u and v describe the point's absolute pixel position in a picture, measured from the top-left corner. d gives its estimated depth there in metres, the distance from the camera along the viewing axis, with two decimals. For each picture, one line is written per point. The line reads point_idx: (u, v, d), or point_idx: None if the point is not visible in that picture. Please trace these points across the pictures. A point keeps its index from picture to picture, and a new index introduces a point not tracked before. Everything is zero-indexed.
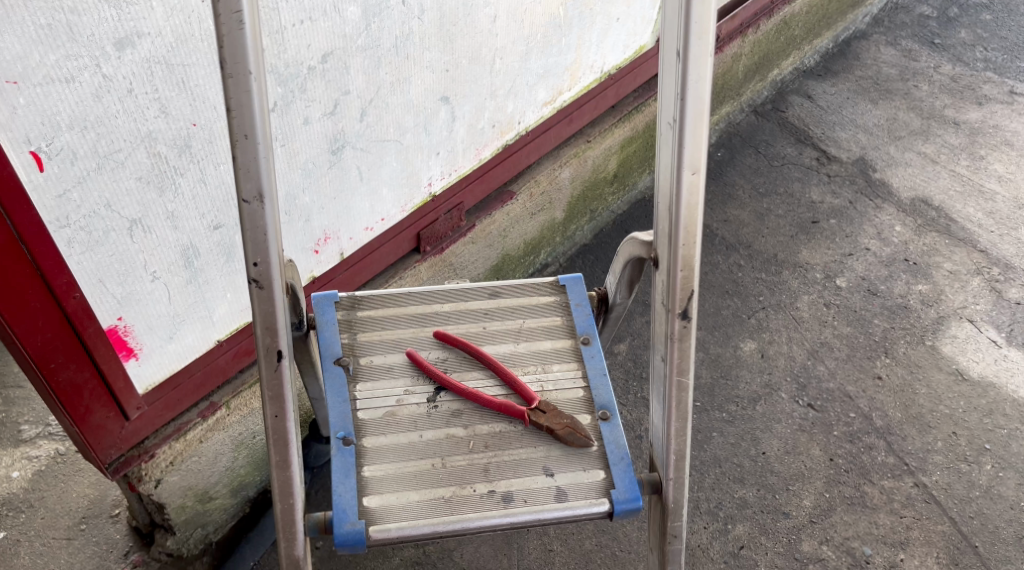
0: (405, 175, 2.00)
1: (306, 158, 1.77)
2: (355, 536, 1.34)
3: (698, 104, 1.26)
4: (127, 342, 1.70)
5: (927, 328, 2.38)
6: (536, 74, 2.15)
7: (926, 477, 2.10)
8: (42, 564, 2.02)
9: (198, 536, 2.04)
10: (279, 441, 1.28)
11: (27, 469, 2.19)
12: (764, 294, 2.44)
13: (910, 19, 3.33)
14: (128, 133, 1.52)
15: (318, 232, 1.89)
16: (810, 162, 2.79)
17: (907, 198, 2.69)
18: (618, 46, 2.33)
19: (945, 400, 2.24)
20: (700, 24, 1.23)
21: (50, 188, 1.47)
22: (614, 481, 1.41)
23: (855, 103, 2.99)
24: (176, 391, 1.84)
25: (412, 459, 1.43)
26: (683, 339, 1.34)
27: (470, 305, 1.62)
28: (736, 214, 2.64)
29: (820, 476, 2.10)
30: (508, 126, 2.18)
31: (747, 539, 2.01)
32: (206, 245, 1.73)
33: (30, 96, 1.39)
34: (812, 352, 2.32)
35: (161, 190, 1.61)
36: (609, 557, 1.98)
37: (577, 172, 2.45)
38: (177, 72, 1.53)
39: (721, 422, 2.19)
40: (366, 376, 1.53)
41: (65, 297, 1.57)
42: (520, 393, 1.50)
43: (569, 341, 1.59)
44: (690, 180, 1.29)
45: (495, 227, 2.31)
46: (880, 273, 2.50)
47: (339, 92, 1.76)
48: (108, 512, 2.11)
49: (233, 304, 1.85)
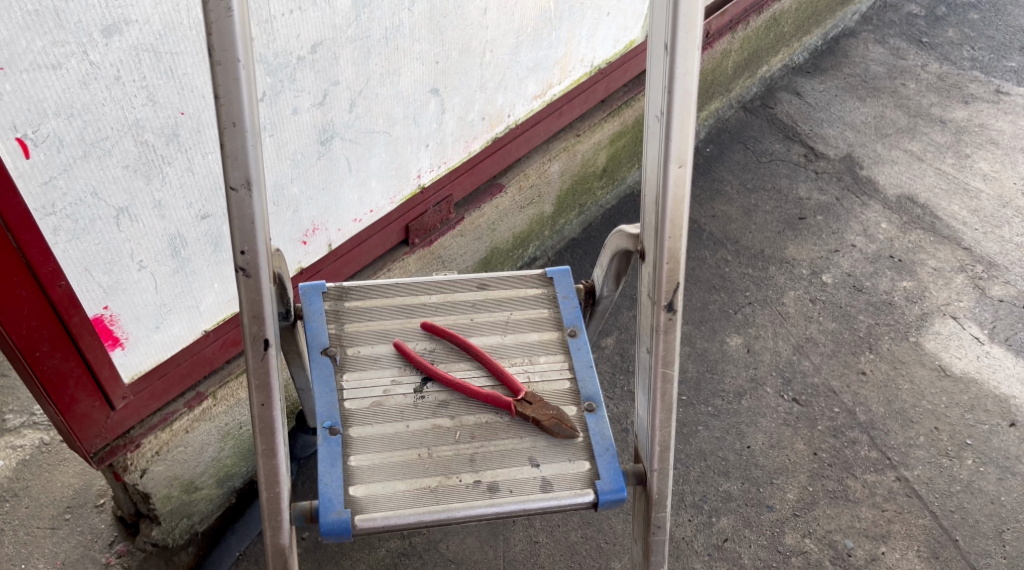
0: (394, 166, 2.01)
1: (294, 148, 1.77)
2: (341, 525, 1.34)
3: (686, 97, 1.27)
4: (112, 331, 1.70)
5: (912, 324, 2.39)
6: (526, 67, 2.15)
7: (908, 471, 2.12)
8: (26, 553, 2.02)
9: (183, 526, 2.05)
10: (265, 430, 1.28)
11: (12, 458, 2.18)
12: (750, 290, 2.45)
13: (898, 17, 3.34)
14: (116, 121, 1.52)
15: (306, 223, 1.89)
16: (797, 158, 2.80)
17: (892, 196, 2.70)
18: (608, 40, 2.33)
19: (927, 395, 2.25)
20: (688, 18, 1.24)
21: (36, 175, 1.47)
22: (599, 472, 1.41)
23: (843, 100, 3.00)
24: (163, 380, 1.84)
25: (398, 449, 1.43)
26: (668, 332, 1.35)
27: (458, 296, 1.63)
28: (725, 209, 2.65)
29: (804, 469, 2.12)
30: (498, 119, 2.18)
31: (731, 532, 2.02)
32: (193, 234, 1.73)
33: (16, 82, 1.39)
34: (798, 347, 2.34)
35: (148, 178, 1.61)
36: (594, 549, 1.99)
37: (566, 166, 2.46)
38: (165, 60, 1.53)
39: (706, 416, 2.20)
40: (353, 367, 1.53)
41: (51, 285, 1.57)
42: (506, 384, 1.51)
43: (556, 333, 1.59)
44: (677, 173, 1.29)
45: (484, 220, 2.32)
46: (865, 270, 2.51)
47: (328, 82, 1.76)
48: (93, 502, 2.10)
49: (221, 294, 1.85)
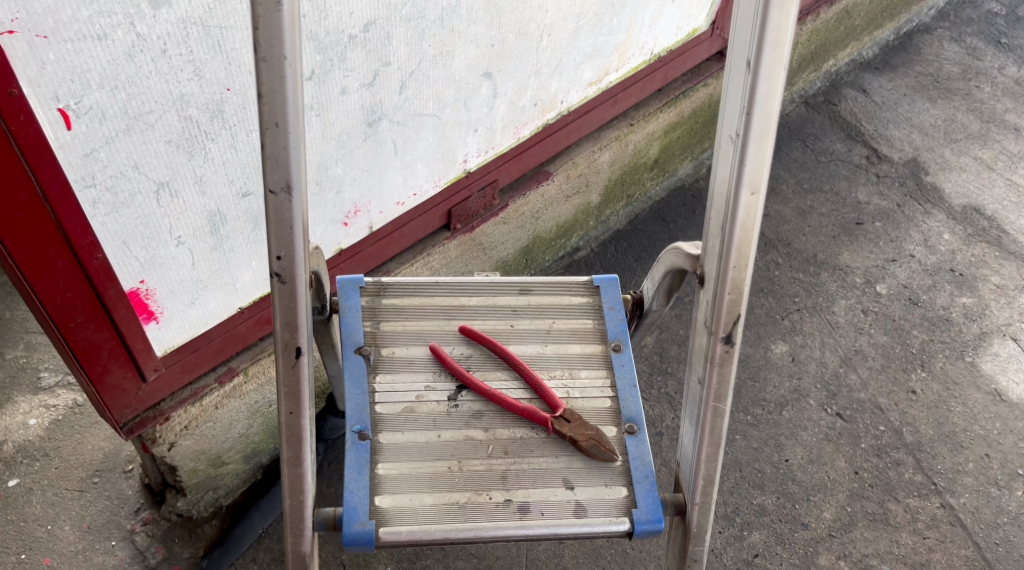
0: (441, 150, 1.94)
1: (341, 129, 1.72)
2: (365, 537, 1.31)
3: (765, 118, 1.20)
4: (147, 305, 1.67)
5: (968, 343, 2.30)
6: (584, 53, 2.07)
7: (953, 498, 2.04)
8: (53, 514, 2.01)
9: (208, 498, 2.03)
10: (292, 437, 1.24)
11: (45, 417, 2.17)
12: (800, 295, 2.37)
13: (977, 15, 3.19)
14: (160, 95, 1.47)
15: (348, 204, 1.84)
16: (858, 160, 2.70)
17: (957, 205, 2.60)
18: (670, 28, 2.24)
19: (980, 420, 2.17)
20: (776, 34, 1.16)
21: (77, 147, 1.43)
22: (636, 500, 1.36)
23: (912, 101, 2.88)
24: (195, 355, 1.81)
25: (428, 459, 1.39)
26: (724, 365, 1.29)
27: (500, 300, 1.57)
28: (778, 209, 2.56)
29: (843, 489, 2.05)
30: (550, 105, 2.11)
31: (762, 548, 1.96)
32: (233, 212, 1.69)
33: (60, 52, 1.34)
34: (845, 359, 2.25)
35: (190, 154, 1.57)
36: (620, 554, 1.95)
37: (617, 156, 2.38)
38: (214, 34, 1.47)
39: (745, 425, 2.13)
40: (387, 368, 1.48)
41: (88, 257, 1.53)
42: (544, 398, 1.45)
43: (599, 347, 1.53)
44: (748, 200, 1.23)
45: (528, 208, 2.25)
46: (923, 282, 2.42)
47: (379, 62, 1.69)
48: (121, 467, 2.09)
49: (258, 272, 1.81)
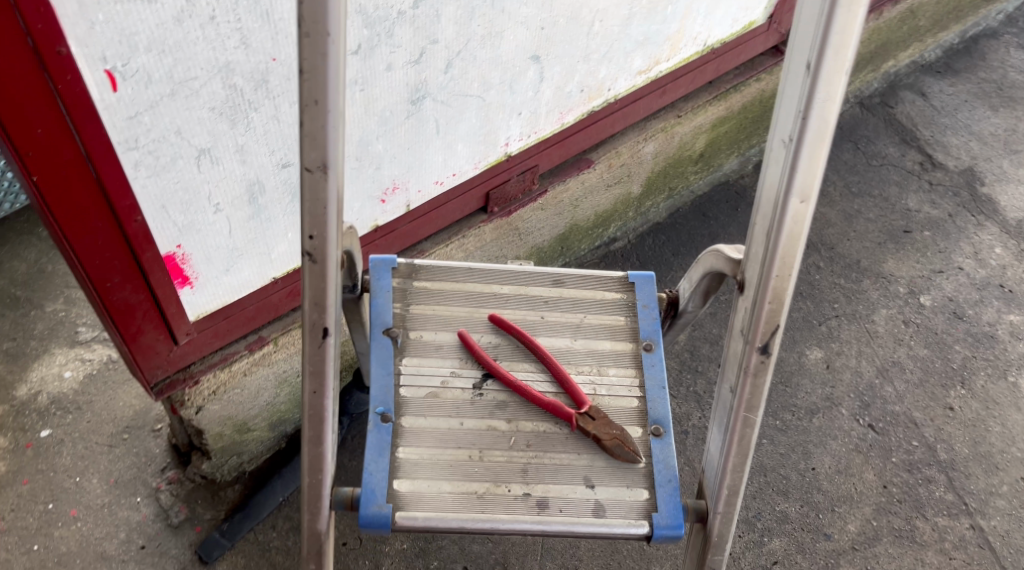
0: (483, 132, 1.93)
1: (384, 105, 1.70)
2: (381, 520, 1.30)
3: (821, 124, 1.17)
4: (183, 270, 1.67)
5: (1012, 363, 2.24)
6: (635, 41, 2.03)
7: (984, 520, 2.00)
8: (82, 467, 2.04)
9: (233, 463, 2.04)
10: (314, 417, 1.24)
11: (79, 370, 2.20)
12: (840, 301, 2.32)
13: None
14: (206, 62, 1.47)
15: (387, 181, 1.83)
16: (911, 166, 2.63)
17: (1012, 219, 2.53)
18: (727, 19, 2.19)
19: (1018, 442, 2.12)
20: (840, 38, 1.14)
21: (121, 109, 1.43)
22: (657, 504, 1.35)
23: (973, 108, 2.80)
24: (227, 321, 1.82)
25: (450, 447, 1.38)
26: (757, 375, 1.26)
27: (533, 290, 1.55)
28: (824, 211, 2.51)
29: (870, 502, 2.01)
30: (598, 92, 2.08)
31: (782, 555, 1.93)
32: (273, 182, 1.69)
33: (109, 13, 1.34)
34: (882, 370, 2.21)
35: (233, 122, 1.56)
36: (636, 550, 1.93)
37: (662, 147, 2.34)
38: (263, 3, 1.46)
39: (773, 430, 2.10)
40: (413, 352, 1.47)
41: (127, 219, 1.54)
42: (570, 393, 1.44)
43: (630, 345, 1.51)
44: (797, 208, 1.20)
45: (568, 195, 2.23)
46: (969, 296, 2.36)
47: (427, 40, 1.67)
48: (150, 426, 2.11)
49: (294, 243, 1.81)
